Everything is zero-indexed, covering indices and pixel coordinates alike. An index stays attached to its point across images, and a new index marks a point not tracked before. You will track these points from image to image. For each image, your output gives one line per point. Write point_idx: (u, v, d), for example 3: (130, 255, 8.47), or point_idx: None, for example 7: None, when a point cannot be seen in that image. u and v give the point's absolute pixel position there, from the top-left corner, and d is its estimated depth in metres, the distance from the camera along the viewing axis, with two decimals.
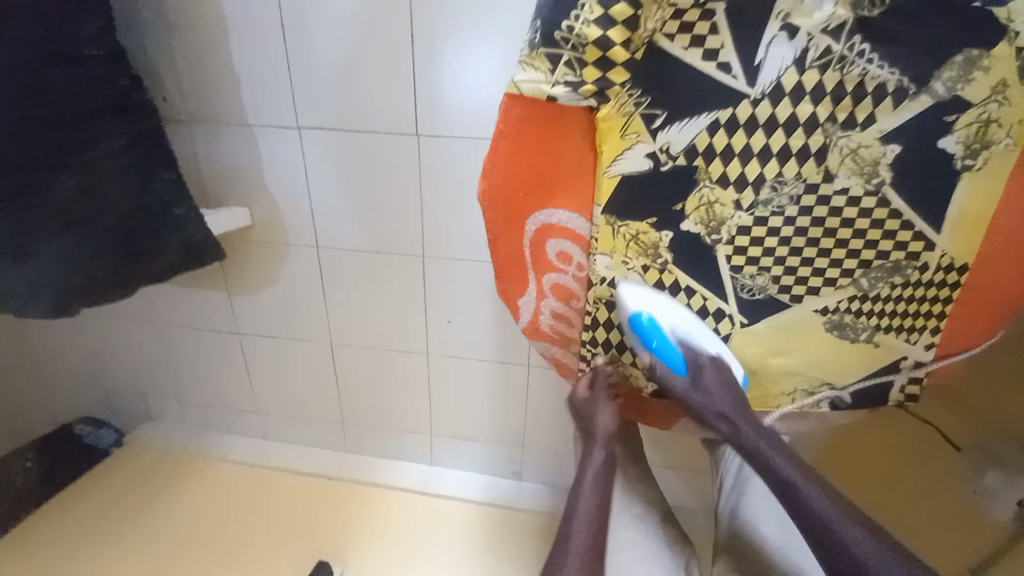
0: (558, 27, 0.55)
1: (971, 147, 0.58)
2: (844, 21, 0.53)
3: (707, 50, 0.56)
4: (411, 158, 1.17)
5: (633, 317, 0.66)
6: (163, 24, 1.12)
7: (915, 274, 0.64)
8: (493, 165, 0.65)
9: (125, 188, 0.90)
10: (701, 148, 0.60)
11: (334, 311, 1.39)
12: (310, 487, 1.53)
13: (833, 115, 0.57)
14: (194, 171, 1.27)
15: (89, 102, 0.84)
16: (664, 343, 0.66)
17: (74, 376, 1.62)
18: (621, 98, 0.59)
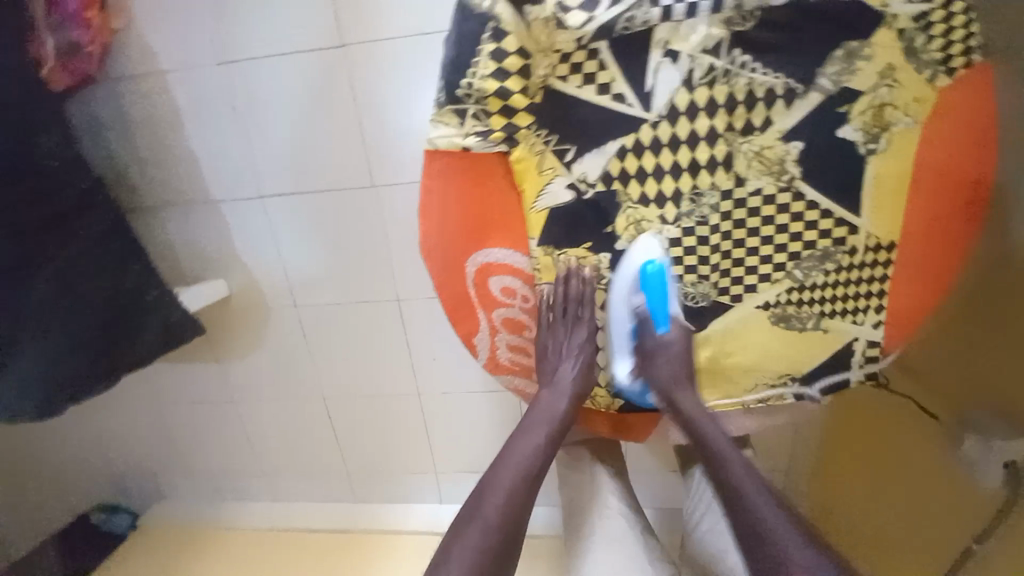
0: (458, 85, 0.59)
1: (871, 132, 0.60)
2: (720, 39, 0.57)
3: (600, 85, 0.59)
4: (371, 209, 1.21)
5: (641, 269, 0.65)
6: (121, 121, 1.18)
7: (845, 258, 0.65)
8: (425, 219, 0.68)
9: (99, 285, 0.93)
10: (616, 173, 0.62)
11: (323, 365, 1.41)
12: (326, 544, 1.53)
13: (730, 124, 0.60)
14: (169, 252, 1.31)
15: (52, 211, 0.88)
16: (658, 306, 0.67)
17: (81, 467, 1.64)
18: (530, 140, 0.63)
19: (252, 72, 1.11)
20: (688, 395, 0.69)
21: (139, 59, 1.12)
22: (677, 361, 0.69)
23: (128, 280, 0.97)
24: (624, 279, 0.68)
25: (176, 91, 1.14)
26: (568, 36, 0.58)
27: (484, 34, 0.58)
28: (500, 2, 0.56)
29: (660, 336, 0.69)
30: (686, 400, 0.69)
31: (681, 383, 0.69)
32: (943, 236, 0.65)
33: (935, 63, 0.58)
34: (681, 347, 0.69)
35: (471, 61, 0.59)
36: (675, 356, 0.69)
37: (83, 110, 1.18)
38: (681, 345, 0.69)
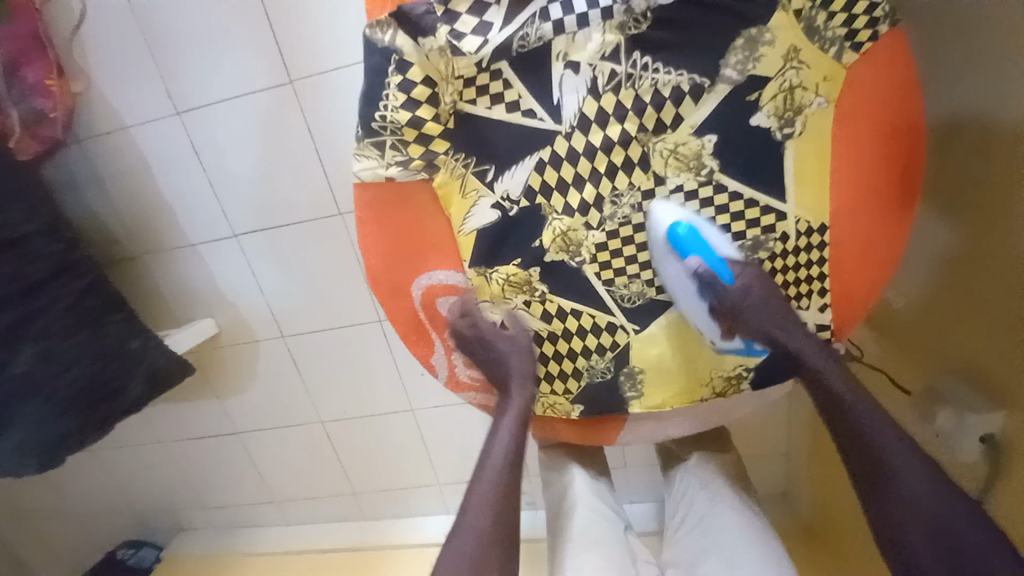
0: (371, 118, 0.61)
1: (785, 116, 0.59)
2: (617, 44, 0.57)
3: (509, 103, 0.60)
4: (342, 236, 1.24)
5: (670, 232, 0.62)
6: (96, 178, 1.23)
7: (778, 244, 0.64)
8: (364, 246, 0.70)
9: (79, 345, 0.97)
10: (537, 186, 0.63)
11: (316, 391, 1.45)
12: (340, 563, 1.56)
13: (642, 126, 0.60)
14: (157, 296, 1.36)
15: (29, 278, 0.93)
16: (708, 255, 0.62)
17: (104, 509, 1.71)
18: (450, 165, 0.64)
19: (211, 118, 1.15)
20: (798, 338, 0.63)
21: (105, 117, 1.17)
22: (763, 300, 0.62)
23: (109, 331, 1.02)
24: (659, 245, 0.64)
25: (143, 144, 1.19)
26: (466, 61, 0.59)
27: (389, 67, 0.59)
28: (399, 34, 0.58)
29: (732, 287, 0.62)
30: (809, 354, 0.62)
31: (771, 318, 0.63)
32: (875, 205, 0.64)
33: (839, 40, 0.57)
34: (756, 283, 0.63)
35: (381, 94, 0.60)
36: (755, 294, 0.62)
37: (59, 172, 1.23)
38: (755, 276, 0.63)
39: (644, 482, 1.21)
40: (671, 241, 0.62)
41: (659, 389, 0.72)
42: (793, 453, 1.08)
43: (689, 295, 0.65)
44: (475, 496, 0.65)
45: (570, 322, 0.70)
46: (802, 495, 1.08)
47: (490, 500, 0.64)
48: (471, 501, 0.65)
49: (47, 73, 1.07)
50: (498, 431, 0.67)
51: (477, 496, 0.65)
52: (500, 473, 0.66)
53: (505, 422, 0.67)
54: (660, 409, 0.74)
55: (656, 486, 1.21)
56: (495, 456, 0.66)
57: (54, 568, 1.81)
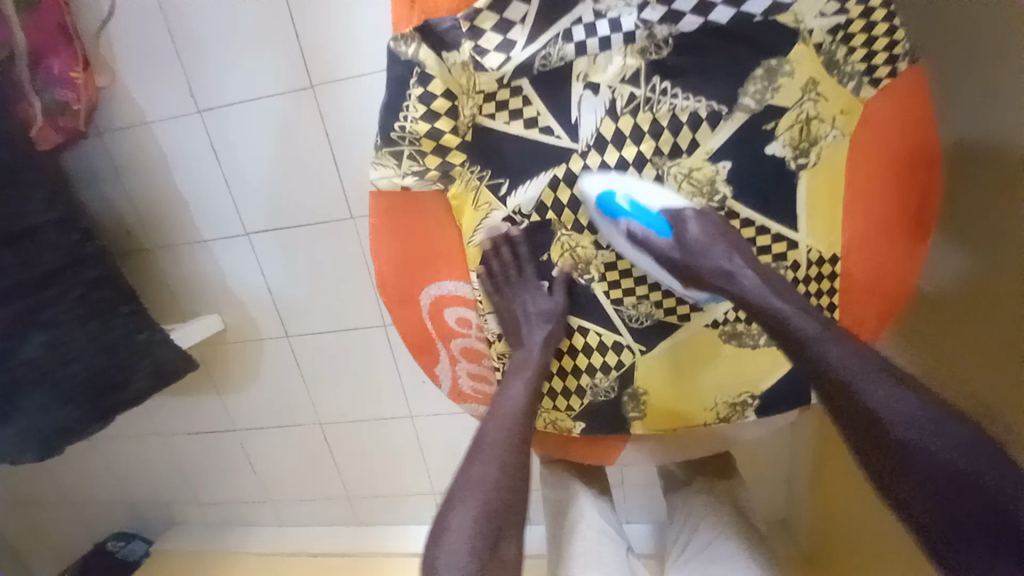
0: (391, 129, 0.62)
1: (800, 147, 0.60)
2: (637, 68, 0.58)
3: (527, 119, 0.61)
4: (352, 241, 1.25)
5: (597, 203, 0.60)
6: (114, 170, 1.25)
7: (789, 273, 0.63)
8: (376, 254, 0.71)
9: (86, 335, 0.99)
10: (549, 202, 0.64)
11: (316, 392, 1.45)
12: (329, 568, 1.55)
13: (658, 149, 0.60)
14: (165, 289, 1.37)
15: (42, 266, 0.94)
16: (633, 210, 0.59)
17: (98, 498, 1.71)
18: (465, 176, 0.64)
19: (231, 117, 1.17)
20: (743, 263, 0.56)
21: (127, 111, 1.19)
22: (706, 224, 0.58)
23: (116, 324, 1.03)
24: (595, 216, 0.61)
25: (161, 140, 1.21)
26: (488, 77, 0.60)
27: (412, 79, 0.60)
28: (422, 47, 0.58)
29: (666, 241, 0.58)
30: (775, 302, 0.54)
31: (716, 245, 0.57)
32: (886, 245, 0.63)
33: (859, 75, 0.58)
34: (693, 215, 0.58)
35: (403, 105, 0.61)
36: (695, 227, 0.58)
37: (80, 164, 1.26)
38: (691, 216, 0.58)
39: (641, 503, 1.20)
40: (603, 207, 0.60)
41: (660, 409, 0.72)
42: (796, 481, 1.07)
43: (639, 258, 0.61)
44: (478, 467, 0.59)
45: (577, 337, 0.71)
46: (801, 526, 1.07)
47: (498, 475, 0.58)
48: (460, 485, 0.58)
49: (73, 65, 1.09)
50: (511, 388, 0.64)
51: (470, 477, 0.58)
52: (510, 426, 0.62)
53: (517, 381, 0.65)
54: (661, 430, 0.74)
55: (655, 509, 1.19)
56: (505, 411, 0.63)
57: (44, 556, 1.81)
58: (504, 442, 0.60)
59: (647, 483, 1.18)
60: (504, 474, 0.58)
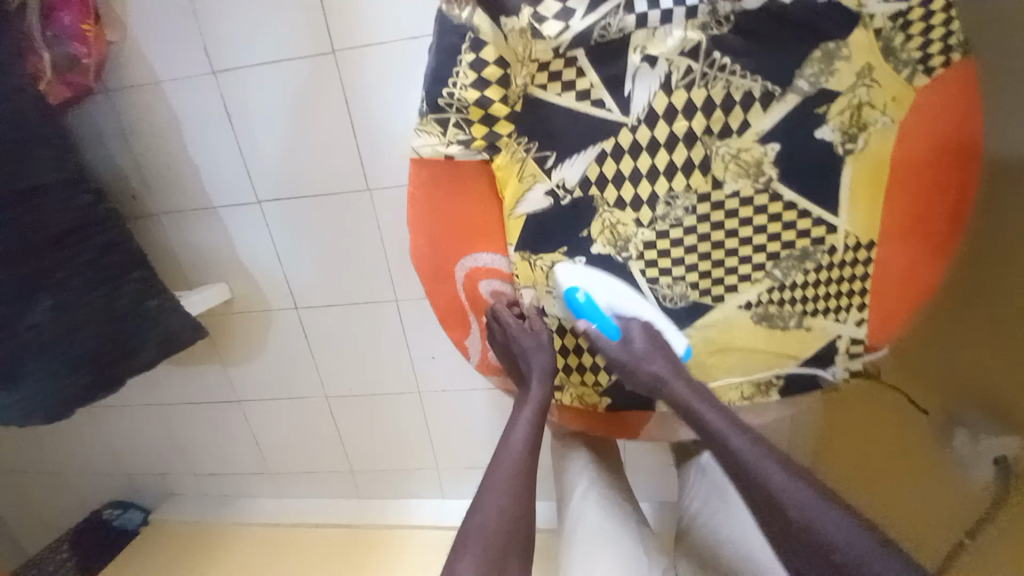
0: (439, 95, 0.60)
1: (849, 132, 0.60)
2: (697, 42, 0.57)
3: (580, 92, 0.60)
4: (368, 214, 1.23)
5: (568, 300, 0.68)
6: (119, 130, 1.21)
7: (825, 257, 0.65)
8: (413, 226, 0.70)
9: (98, 299, 0.96)
10: (594, 177, 0.63)
11: (324, 366, 1.44)
12: (330, 539, 1.56)
13: (708, 128, 0.60)
14: (171, 257, 1.34)
15: (49, 228, 0.91)
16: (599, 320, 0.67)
17: (92, 467, 1.69)
18: (512, 147, 0.64)
19: (247, 81, 1.13)
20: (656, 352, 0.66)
21: (136, 69, 1.14)
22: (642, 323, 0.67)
23: (125, 292, 1.00)
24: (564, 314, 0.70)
25: (173, 101, 1.16)
26: (545, 45, 0.58)
27: (463, 44, 0.58)
28: (478, 12, 0.57)
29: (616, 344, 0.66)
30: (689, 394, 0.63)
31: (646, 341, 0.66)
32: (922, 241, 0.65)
33: (913, 62, 0.58)
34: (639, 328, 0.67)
35: (452, 70, 0.59)
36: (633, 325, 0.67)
37: (83, 122, 1.21)
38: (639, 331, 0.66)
39: (643, 482, 1.23)
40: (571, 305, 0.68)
41: None
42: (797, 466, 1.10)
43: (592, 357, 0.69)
44: (487, 508, 0.61)
45: None
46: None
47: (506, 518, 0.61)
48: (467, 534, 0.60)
49: (84, 18, 1.04)
50: (514, 426, 0.67)
51: (475, 524, 0.60)
52: (514, 469, 0.64)
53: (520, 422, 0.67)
54: None
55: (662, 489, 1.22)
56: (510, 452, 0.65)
57: (36, 523, 1.79)
58: (510, 482, 0.63)
59: (655, 464, 1.20)
60: (511, 513, 0.61)
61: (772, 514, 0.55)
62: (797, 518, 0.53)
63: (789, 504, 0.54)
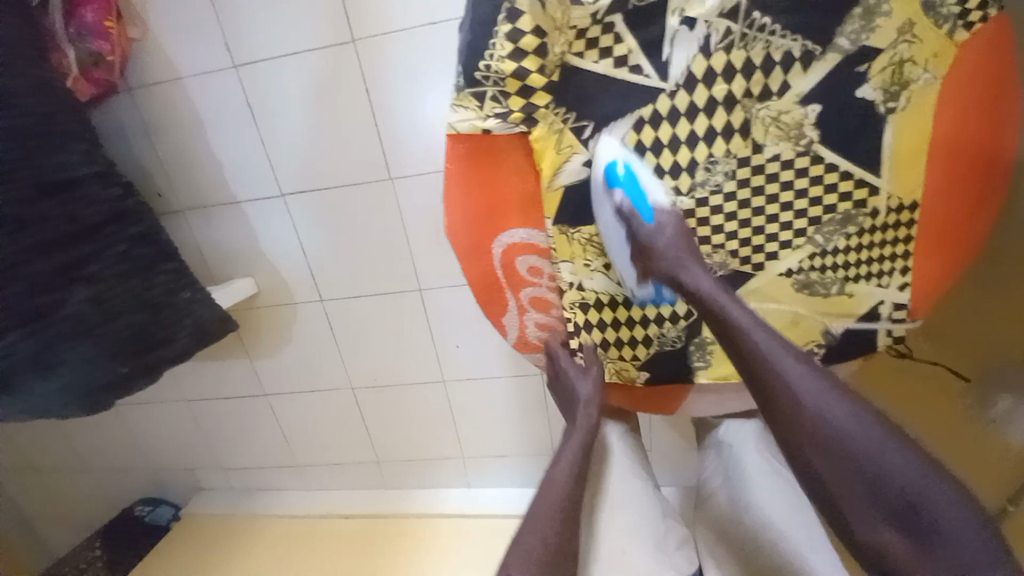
0: (476, 69, 0.61)
1: (891, 89, 0.60)
2: (736, 4, 0.57)
3: (617, 58, 0.60)
4: (390, 203, 1.23)
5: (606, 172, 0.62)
6: (144, 128, 1.22)
7: (867, 220, 0.65)
8: (450, 204, 0.71)
9: (130, 288, 0.98)
10: (632, 146, 0.63)
11: (348, 356, 1.45)
12: (358, 529, 1.57)
13: (748, 90, 0.60)
14: (196, 254, 1.36)
15: (84, 221, 0.92)
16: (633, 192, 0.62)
17: (122, 464, 1.72)
18: (549, 119, 0.64)
19: (268, 73, 1.14)
20: (697, 275, 0.61)
21: (160, 65, 1.15)
22: (678, 241, 0.62)
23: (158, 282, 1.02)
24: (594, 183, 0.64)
25: (197, 97, 1.18)
26: (582, 12, 0.59)
27: (500, 15, 0.58)
28: None
29: (650, 226, 0.62)
30: (735, 311, 0.59)
31: (684, 261, 0.61)
32: (962, 206, 0.65)
33: (954, 17, 0.58)
34: (674, 228, 0.62)
35: (488, 44, 0.60)
36: (673, 239, 0.62)
37: (108, 122, 1.23)
38: (673, 222, 0.63)
39: (667, 464, 1.22)
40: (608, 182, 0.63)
41: (729, 359, 0.74)
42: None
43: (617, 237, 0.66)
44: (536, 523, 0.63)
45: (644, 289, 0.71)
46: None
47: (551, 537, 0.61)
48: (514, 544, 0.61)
49: (108, 15, 1.04)
50: (561, 451, 0.70)
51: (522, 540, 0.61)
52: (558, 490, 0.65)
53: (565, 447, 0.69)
54: (727, 380, 0.76)
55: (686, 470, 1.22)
56: (557, 476, 0.67)
57: (68, 522, 1.82)
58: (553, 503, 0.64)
59: (676, 446, 1.20)
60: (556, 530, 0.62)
61: (829, 453, 0.53)
62: (868, 467, 0.51)
63: (860, 454, 0.52)
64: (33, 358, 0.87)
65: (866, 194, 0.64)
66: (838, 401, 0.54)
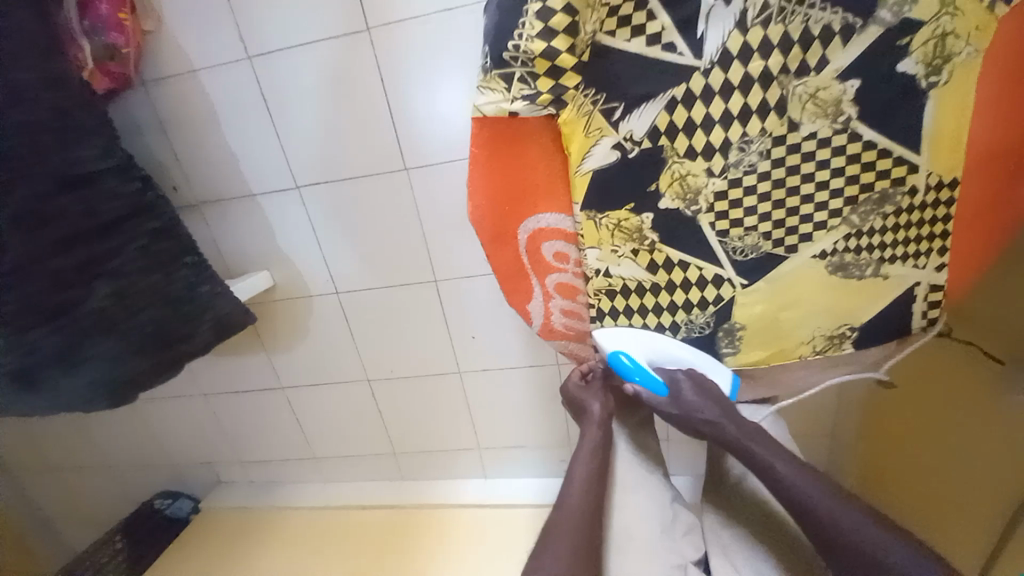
0: (504, 49, 0.59)
1: (932, 64, 0.58)
2: None
3: (650, 36, 0.59)
4: (405, 193, 1.22)
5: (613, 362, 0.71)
6: (159, 121, 1.22)
7: (905, 199, 0.63)
8: (476, 187, 0.70)
9: (153, 282, 0.98)
10: (663, 127, 0.62)
11: (364, 348, 1.45)
12: (376, 520, 1.58)
13: (785, 66, 0.58)
14: (213, 248, 1.36)
15: (103, 215, 0.93)
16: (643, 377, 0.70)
17: (142, 458, 1.74)
18: (578, 100, 0.62)
19: (282, 64, 1.13)
20: (708, 405, 0.68)
21: (174, 57, 1.15)
22: (698, 387, 0.69)
23: (180, 275, 1.03)
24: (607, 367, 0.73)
25: (211, 89, 1.17)
26: None
27: None
28: None
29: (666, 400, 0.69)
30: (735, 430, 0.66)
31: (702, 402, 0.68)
32: (992, 183, 0.63)
33: None
34: (688, 382, 0.70)
35: (517, 23, 0.58)
36: (688, 388, 0.69)
37: (124, 116, 1.22)
38: (687, 380, 0.70)
39: (684, 455, 1.21)
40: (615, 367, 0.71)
41: (759, 345, 0.73)
42: (841, 433, 1.09)
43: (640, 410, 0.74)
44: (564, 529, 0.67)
45: (673, 273, 0.71)
46: (846, 463, 1.10)
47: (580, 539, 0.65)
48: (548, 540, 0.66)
49: (122, 7, 1.03)
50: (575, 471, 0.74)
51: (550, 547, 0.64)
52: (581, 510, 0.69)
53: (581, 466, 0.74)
54: (756, 366, 0.75)
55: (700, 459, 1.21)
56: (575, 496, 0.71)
57: (90, 516, 1.84)
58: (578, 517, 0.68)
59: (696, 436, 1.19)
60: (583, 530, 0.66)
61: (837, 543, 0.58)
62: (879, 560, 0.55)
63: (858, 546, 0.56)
64: (59, 353, 0.88)
65: (904, 172, 0.62)
66: (807, 483, 0.61)
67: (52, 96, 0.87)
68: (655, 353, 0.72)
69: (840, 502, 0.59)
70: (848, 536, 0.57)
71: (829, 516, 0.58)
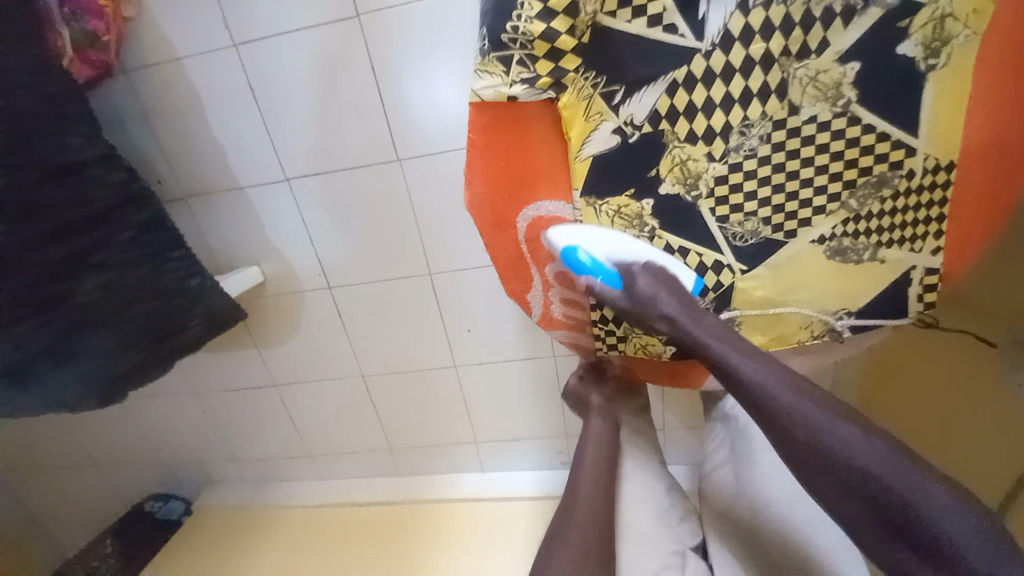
0: (503, 29, 0.58)
1: (932, 46, 0.58)
2: None
3: (651, 17, 0.58)
4: (399, 184, 1.20)
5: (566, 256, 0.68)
6: (142, 112, 1.18)
7: (903, 182, 0.63)
8: (474, 175, 0.69)
9: (142, 277, 0.95)
10: (664, 111, 0.62)
11: (359, 343, 1.43)
12: (374, 516, 1.57)
13: (786, 49, 0.58)
14: (201, 242, 1.33)
15: (93, 204, 0.89)
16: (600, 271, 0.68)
17: (131, 460, 1.70)
18: (578, 84, 0.62)
19: (270, 51, 1.10)
20: (674, 306, 0.64)
21: (157, 44, 1.11)
22: (657, 281, 0.66)
23: (168, 270, 0.99)
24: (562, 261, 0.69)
25: (196, 78, 1.14)
26: None
27: None
28: None
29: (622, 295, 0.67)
30: (708, 344, 0.62)
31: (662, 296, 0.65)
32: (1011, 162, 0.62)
33: None
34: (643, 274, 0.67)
35: (516, 3, 0.57)
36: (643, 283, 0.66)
37: (105, 107, 1.18)
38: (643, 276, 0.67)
39: (681, 444, 1.22)
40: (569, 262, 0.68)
41: (758, 330, 0.73)
42: None
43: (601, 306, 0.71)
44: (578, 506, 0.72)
45: (675, 261, 0.70)
46: None
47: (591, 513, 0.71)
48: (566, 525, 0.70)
49: None
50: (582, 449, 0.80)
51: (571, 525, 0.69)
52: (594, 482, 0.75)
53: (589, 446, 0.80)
54: (755, 352, 0.75)
55: (696, 449, 1.21)
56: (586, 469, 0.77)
57: (78, 520, 1.80)
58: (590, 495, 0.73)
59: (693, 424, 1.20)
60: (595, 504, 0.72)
61: (817, 457, 0.52)
62: (853, 465, 0.50)
63: (838, 451, 0.51)
64: (50, 348, 0.84)
65: (903, 155, 0.62)
66: (779, 387, 0.56)
67: (34, 82, 0.84)
68: (613, 249, 0.68)
69: (813, 402, 0.54)
70: (837, 451, 0.51)
71: (803, 424, 0.53)
